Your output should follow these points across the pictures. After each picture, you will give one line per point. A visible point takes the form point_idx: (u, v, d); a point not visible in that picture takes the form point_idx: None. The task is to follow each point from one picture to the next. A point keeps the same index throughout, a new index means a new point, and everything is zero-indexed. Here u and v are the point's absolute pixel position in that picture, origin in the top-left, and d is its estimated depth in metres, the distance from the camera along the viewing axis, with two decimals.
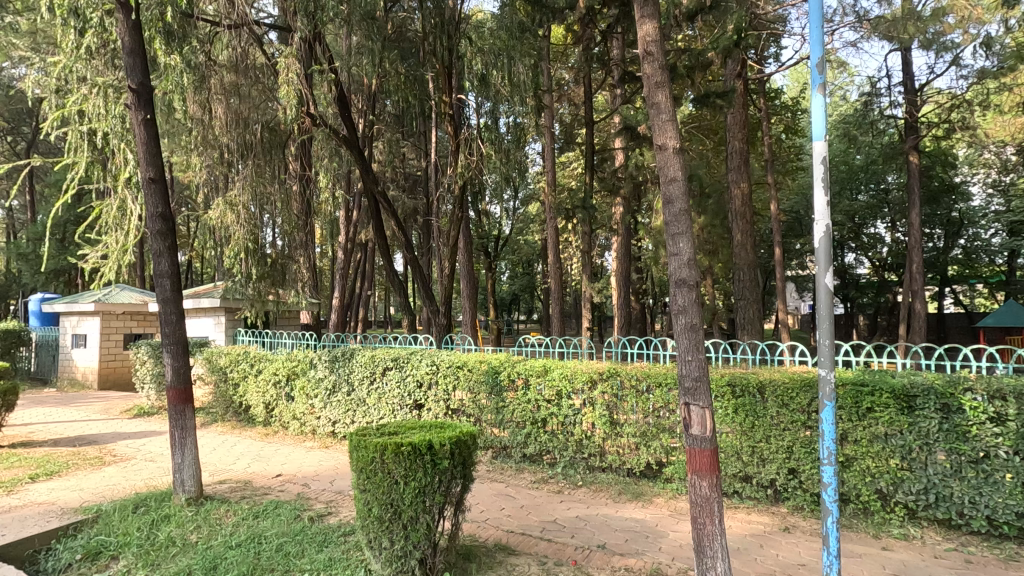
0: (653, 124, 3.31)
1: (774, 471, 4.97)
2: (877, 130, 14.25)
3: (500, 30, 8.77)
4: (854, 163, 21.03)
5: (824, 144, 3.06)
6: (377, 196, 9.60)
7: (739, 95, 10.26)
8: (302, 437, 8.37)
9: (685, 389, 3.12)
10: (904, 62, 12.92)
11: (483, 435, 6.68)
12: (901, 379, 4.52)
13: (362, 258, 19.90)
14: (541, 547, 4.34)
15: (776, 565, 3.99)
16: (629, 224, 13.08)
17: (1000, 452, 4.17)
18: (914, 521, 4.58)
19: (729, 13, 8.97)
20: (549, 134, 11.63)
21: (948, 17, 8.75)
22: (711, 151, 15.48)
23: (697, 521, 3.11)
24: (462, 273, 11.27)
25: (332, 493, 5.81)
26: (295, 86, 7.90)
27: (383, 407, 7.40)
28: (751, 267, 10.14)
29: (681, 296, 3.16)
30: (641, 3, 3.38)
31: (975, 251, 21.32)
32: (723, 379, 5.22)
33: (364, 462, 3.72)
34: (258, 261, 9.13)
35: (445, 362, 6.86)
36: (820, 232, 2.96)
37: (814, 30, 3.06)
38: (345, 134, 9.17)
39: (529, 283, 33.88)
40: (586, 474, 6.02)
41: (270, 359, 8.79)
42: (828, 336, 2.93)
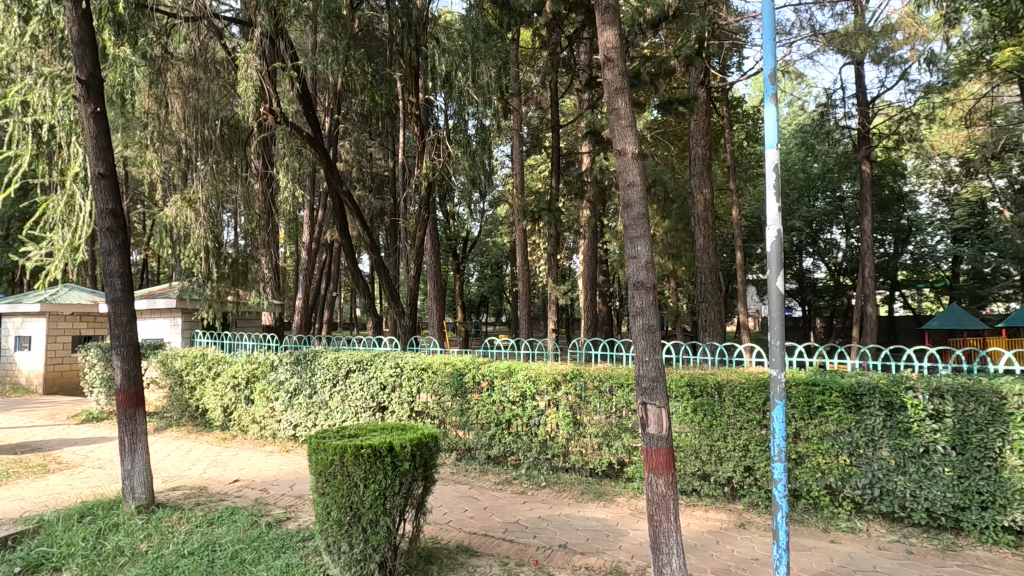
0: (614, 129, 3.37)
1: (730, 470, 5.10)
2: (833, 140, 14.80)
3: (467, 32, 8.82)
4: (811, 171, 21.96)
5: (776, 152, 3.15)
6: (343, 196, 9.43)
7: (702, 102, 10.49)
8: (262, 441, 8.19)
9: (642, 389, 3.18)
10: (858, 75, 13.46)
11: (448, 436, 6.67)
12: (849, 378, 4.72)
13: (327, 258, 19.61)
14: (503, 548, 4.35)
15: (731, 561, 4.10)
16: (596, 227, 13.24)
17: (938, 446, 4.40)
18: (860, 515, 4.77)
19: (692, 22, 9.19)
20: (518, 137, 11.72)
21: (897, 33, 9.13)
22: (676, 156, 15.88)
23: (653, 518, 3.18)
24: (429, 275, 11.15)
25: (291, 498, 5.69)
26: (254, 82, 7.71)
27: (347, 409, 7.30)
28: (712, 271, 10.39)
29: (639, 298, 3.22)
30: (601, 10, 3.44)
31: (922, 257, 22.33)
32: (682, 379, 5.33)
33: (323, 465, 3.66)
34: (218, 261, 8.89)
35: (410, 364, 6.82)
36: (772, 238, 3.06)
37: (767, 42, 3.16)
38: (310, 133, 9.04)
39: (498, 286, 34.01)
40: (549, 474, 6.06)
41: (228, 361, 8.54)
42: (778, 338, 3.03)
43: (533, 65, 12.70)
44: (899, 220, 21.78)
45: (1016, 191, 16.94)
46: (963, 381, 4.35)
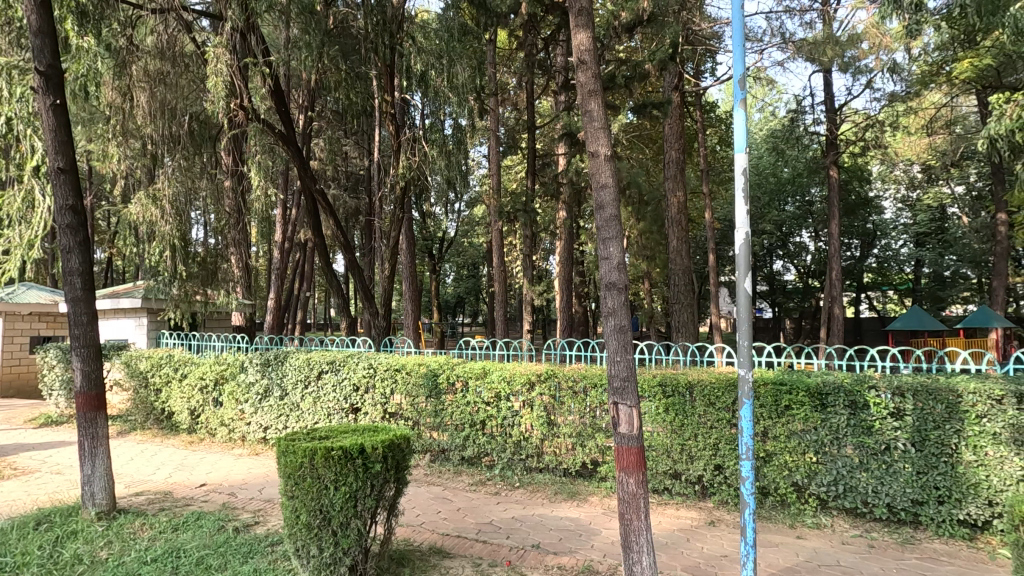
0: (587, 131, 3.40)
1: (701, 468, 5.17)
2: (803, 145, 15.15)
3: (443, 31, 8.83)
4: (782, 176, 22.53)
5: (745, 157, 3.20)
6: (316, 195, 9.29)
7: (676, 107, 10.64)
8: (231, 444, 8.01)
9: (614, 389, 3.20)
10: (827, 82, 13.84)
11: (421, 438, 6.62)
12: (815, 378, 4.84)
13: (300, 258, 19.33)
14: (476, 549, 4.33)
15: (701, 557, 4.17)
16: (571, 229, 13.34)
17: (899, 444, 4.54)
18: (825, 511, 4.90)
19: (666, 27, 9.31)
20: (494, 138, 11.72)
21: (862, 43, 9.37)
22: (650, 159, 16.12)
23: (624, 517, 3.21)
24: (405, 275, 11.05)
25: (260, 502, 5.58)
26: (225, 77, 7.53)
27: (318, 411, 7.19)
28: (686, 272, 10.54)
29: (611, 299, 3.24)
30: (575, 12, 3.45)
31: (887, 260, 22.62)
32: (655, 379, 5.40)
33: (292, 468, 3.60)
34: (186, 260, 8.67)
35: (383, 365, 6.74)
36: (741, 241, 3.10)
37: (737, 49, 3.21)
38: (283, 130, 8.88)
39: (474, 287, 33.90)
40: (523, 475, 6.07)
41: (196, 363, 8.33)
42: (746, 338, 3.08)
43: (509, 66, 12.74)
44: (865, 224, 22.49)
45: (973, 198, 18.79)
46: (923, 379, 4.50)
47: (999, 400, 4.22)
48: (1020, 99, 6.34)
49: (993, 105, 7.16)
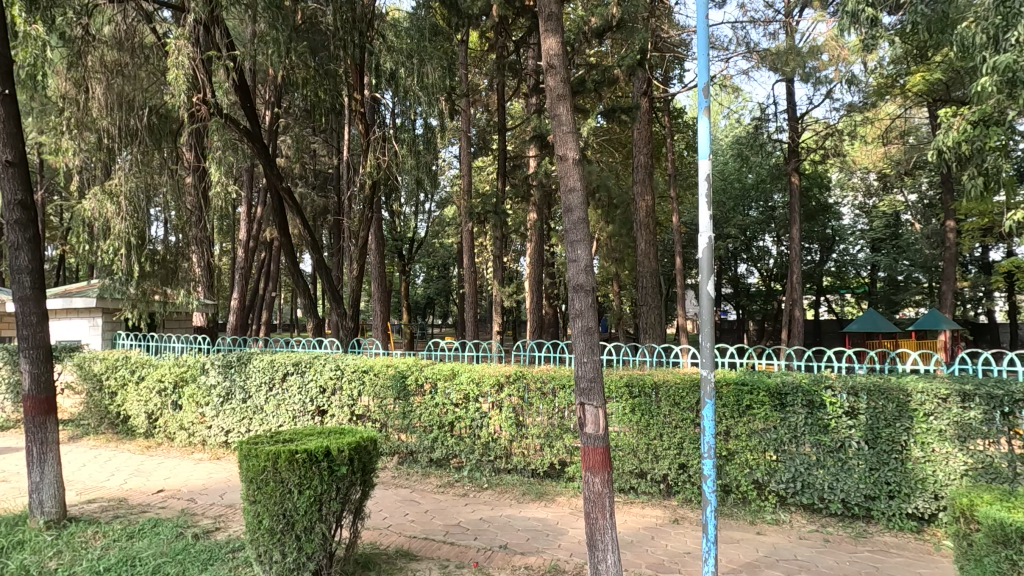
0: (555, 135, 3.42)
1: (666, 467, 5.28)
2: (766, 152, 15.56)
3: (414, 31, 8.79)
4: (746, 182, 23.16)
5: (709, 163, 3.27)
6: (282, 193, 9.10)
7: (644, 112, 10.79)
8: (190, 448, 7.78)
9: (581, 390, 3.24)
10: (789, 92, 14.29)
11: (389, 440, 6.56)
12: (775, 378, 4.98)
13: (266, 257, 18.92)
14: (443, 551, 4.32)
15: (665, 555, 4.24)
16: (542, 231, 13.43)
17: (852, 441, 4.73)
18: (784, 507, 5.05)
19: (636, 33, 9.46)
20: (465, 139, 11.70)
21: (822, 55, 9.66)
22: (620, 163, 16.35)
23: (589, 516, 3.25)
24: (374, 276, 10.92)
25: (221, 507, 5.44)
26: (186, 71, 7.28)
27: (283, 414, 7.05)
28: (653, 275, 10.69)
29: (578, 301, 3.28)
30: (545, 17, 3.48)
31: (844, 265, 23.53)
32: (621, 380, 5.48)
33: (254, 472, 3.51)
34: (144, 258, 8.38)
35: (350, 366, 6.65)
36: (704, 245, 3.17)
37: (701, 57, 3.29)
38: (248, 126, 8.68)
39: (444, 288, 33.74)
40: (492, 476, 6.08)
41: (154, 364, 8.05)
42: (709, 339, 3.15)
43: (481, 68, 12.77)
44: (825, 229, 23.26)
45: (925, 206, 19.70)
46: (876, 379, 4.68)
47: (944, 399, 4.43)
48: (967, 112, 6.68)
49: (943, 117, 7.49)
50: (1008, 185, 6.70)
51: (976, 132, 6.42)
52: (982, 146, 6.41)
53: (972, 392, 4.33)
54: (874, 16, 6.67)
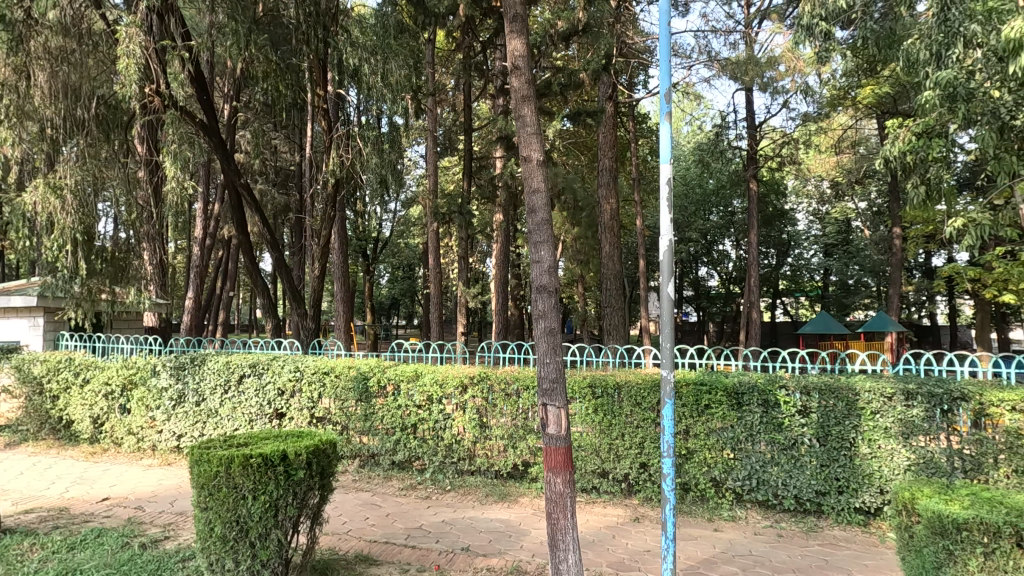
0: (519, 136, 3.42)
1: (627, 467, 5.35)
2: (726, 158, 15.99)
3: (379, 28, 8.67)
4: (707, 187, 23.75)
5: (670, 167, 3.32)
6: (241, 189, 8.82)
7: (610, 116, 10.92)
8: (139, 454, 7.45)
9: (543, 390, 3.25)
10: (748, 100, 14.73)
11: (350, 442, 6.44)
12: (732, 378, 5.11)
13: (223, 256, 18.31)
14: (403, 555, 4.26)
15: (626, 554, 4.29)
16: (508, 233, 13.44)
17: (805, 439, 4.89)
18: (740, 504, 5.18)
19: (601, 38, 9.59)
20: (431, 138, 11.60)
21: (779, 66, 9.98)
22: (585, 166, 16.51)
23: (551, 516, 3.26)
24: (336, 275, 10.71)
25: (171, 515, 5.22)
26: (138, 60, 6.98)
27: (238, 417, 6.83)
28: (617, 277, 10.82)
29: (541, 302, 3.29)
30: (510, 18, 3.48)
31: (799, 269, 24.41)
32: (584, 380, 5.53)
33: (206, 478, 3.39)
34: (90, 254, 7.98)
35: (310, 368, 6.50)
36: (665, 248, 3.23)
37: (663, 62, 3.34)
38: (204, 120, 8.39)
39: (409, 288, 33.31)
40: (454, 478, 6.03)
41: (100, 366, 7.68)
42: (669, 340, 3.19)
43: (447, 67, 12.71)
44: (781, 235, 24.08)
45: (874, 213, 20.63)
46: (828, 379, 4.86)
47: (890, 397, 4.64)
48: (911, 124, 7.02)
49: (890, 129, 7.84)
50: (948, 194, 7.08)
51: (919, 143, 6.77)
52: (925, 156, 6.76)
53: (915, 391, 4.56)
54: (828, 30, 6.94)
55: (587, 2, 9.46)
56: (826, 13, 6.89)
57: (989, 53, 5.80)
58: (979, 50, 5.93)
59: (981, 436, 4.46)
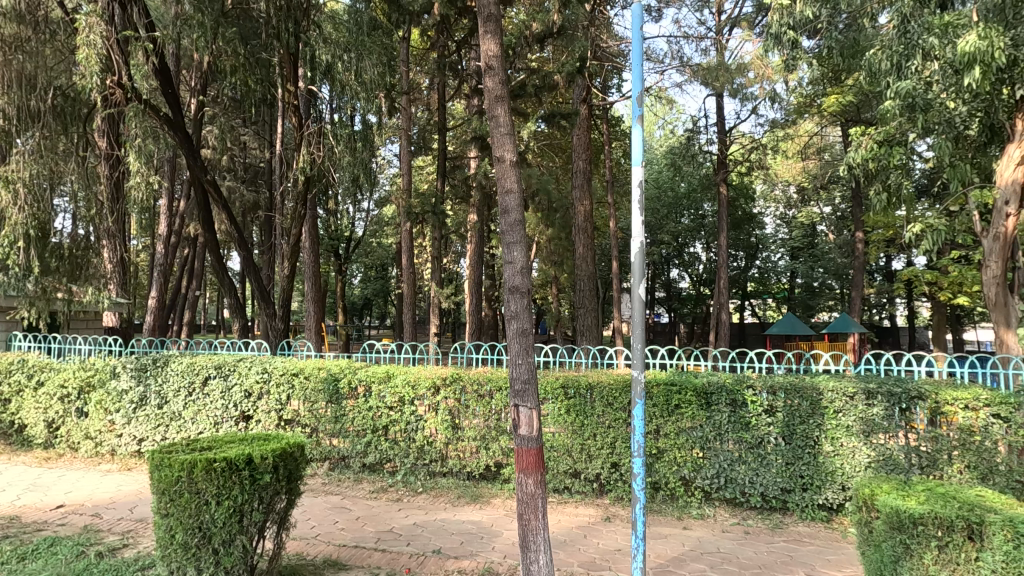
0: (493, 136, 3.41)
1: (599, 466, 5.38)
2: (697, 162, 16.27)
3: (352, 25, 8.55)
4: (679, 190, 24.13)
5: (642, 170, 3.34)
6: (207, 186, 8.59)
7: (584, 119, 11.00)
8: (97, 458, 7.18)
9: (515, 391, 3.24)
10: (719, 106, 15.02)
11: (320, 445, 6.33)
12: (702, 378, 5.19)
13: (189, 254, 17.79)
14: (374, 558, 4.20)
15: (597, 553, 4.32)
16: (482, 234, 13.41)
17: (771, 437, 5.00)
18: (709, 502, 5.27)
19: (575, 41, 9.65)
20: (405, 137, 11.50)
21: (748, 73, 10.20)
22: (559, 168, 16.59)
23: (523, 517, 3.25)
24: (307, 275, 10.51)
25: (130, 522, 5.05)
26: (99, 51, 6.75)
27: (203, 420, 6.64)
28: (590, 279, 10.89)
29: (514, 302, 3.28)
30: (483, 18, 3.46)
31: (766, 271, 25.01)
32: (557, 381, 5.55)
33: (166, 483, 3.29)
34: (45, 252, 7.66)
35: (279, 369, 6.37)
36: (636, 250, 3.25)
37: (635, 66, 3.37)
38: (168, 114, 8.15)
39: (382, 287, 32.95)
40: (426, 480, 5.98)
41: (56, 368, 7.37)
42: (640, 341, 3.21)
43: (422, 66, 12.63)
44: (750, 238, 24.64)
45: (838, 218, 21.25)
46: (793, 379, 4.98)
47: (852, 396, 4.79)
48: (873, 133, 7.27)
49: (853, 136, 8.10)
50: (907, 201, 7.34)
51: (881, 151, 6.99)
52: (886, 164, 6.99)
53: (875, 390, 4.71)
54: (795, 39, 7.15)
55: (562, 5, 9.52)
56: (794, 22, 7.10)
57: (946, 65, 5.97)
58: (937, 62, 6.11)
59: (936, 433, 4.63)
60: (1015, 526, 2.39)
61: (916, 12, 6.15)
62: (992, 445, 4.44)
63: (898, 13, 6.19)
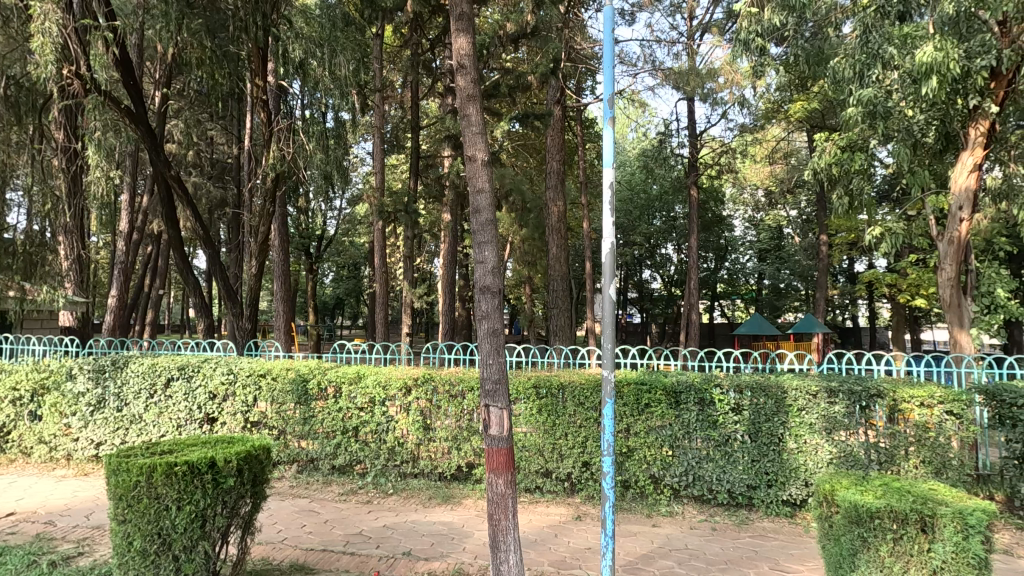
0: (464, 135, 3.39)
1: (570, 466, 5.41)
2: (669, 165, 16.50)
3: (325, 20, 8.37)
4: (651, 193, 24.46)
5: (613, 171, 3.37)
6: (171, 182, 8.31)
7: (558, 120, 11.03)
8: (52, 464, 6.90)
9: (486, 391, 3.24)
10: (691, 110, 15.28)
11: (287, 447, 6.21)
12: (671, 378, 5.27)
13: (152, 252, 17.22)
14: (342, 562, 4.14)
15: (567, 552, 4.34)
16: (455, 233, 13.33)
17: (737, 435, 5.11)
18: (677, 500, 5.35)
19: (550, 42, 9.68)
20: (378, 135, 11.38)
21: (718, 78, 10.40)
22: (534, 168, 16.63)
23: (492, 518, 3.24)
24: (276, 274, 10.28)
25: (86, 529, 4.86)
26: (55, 39, 6.49)
27: (166, 422, 6.45)
28: (564, 279, 10.92)
29: (485, 303, 3.27)
30: (456, 16, 3.44)
31: (735, 273, 25.55)
32: (529, 381, 5.56)
33: (124, 488, 3.19)
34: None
35: (245, 370, 6.22)
36: (607, 250, 3.27)
37: (607, 68, 3.40)
38: (129, 106, 7.87)
39: (354, 287, 32.47)
40: (396, 481, 5.93)
41: (7, 370, 7.05)
42: (610, 341, 3.24)
43: (395, 63, 12.50)
44: (719, 240, 25.13)
45: (803, 221, 21.84)
46: (759, 378, 5.10)
47: (815, 395, 4.93)
48: (836, 138, 7.50)
49: (818, 142, 8.34)
50: (869, 206, 7.59)
51: (844, 156, 7.24)
52: (849, 169, 7.24)
53: (837, 388, 4.86)
54: (762, 46, 7.27)
55: (536, 5, 9.57)
56: (762, 30, 7.21)
57: (904, 75, 6.28)
58: (895, 71, 6.35)
59: (894, 430, 4.79)
60: (964, 518, 2.51)
61: (877, 22, 6.19)
62: (945, 441, 4.65)
63: (860, 23, 6.24)
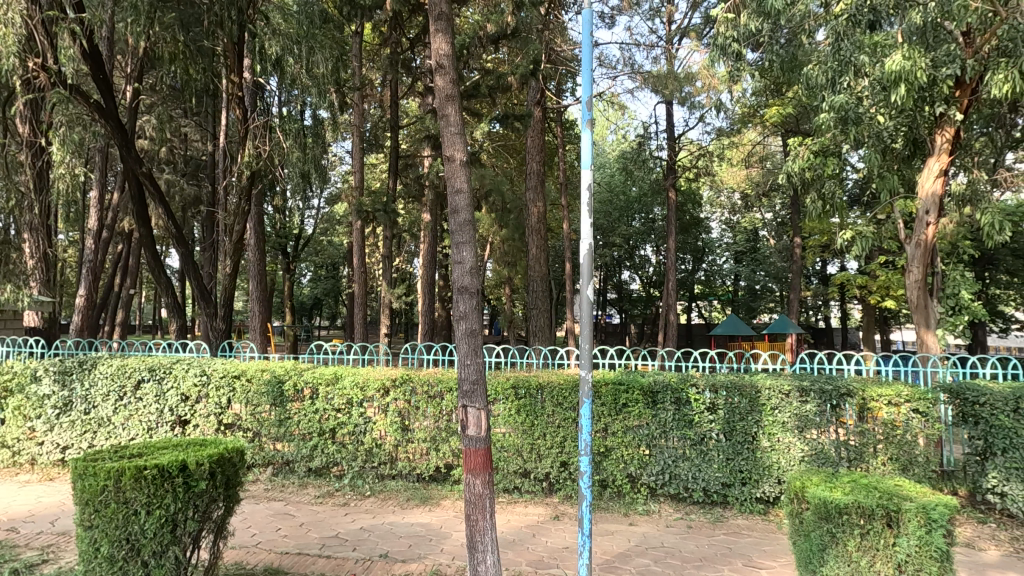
0: (443, 135, 3.38)
1: (548, 466, 5.43)
2: (648, 167, 16.67)
3: (304, 17, 8.05)
4: (630, 195, 24.70)
5: (591, 172, 3.39)
6: (143, 179, 8.12)
7: (538, 121, 11.06)
8: (15, 469, 6.68)
9: (463, 392, 3.23)
10: (669, 113, 15.46)
11: (262, 450, 6.11)
12: (648, 378, 5.32)
13: (123, 250, 16.78)
14: (318, 565, 4.09)
15: (544, 552, 4.36)
16: (435, 233, 13.28)
17: (712, 434, 5.19)
18: (654, 498, 5.41)
19: (530, 44, 9.72)
20: (357, 134, 11.27)
21: (695, 82, 10.53)
22: (514, 169, 16.65)
23: (470, 518, 3.23)
24: (251, 273, 10.10)
25: (50, 535, 4.72)
26: (18, 31, 6.30)
27: (135, 425, 6.29)
28: (543, 279, 10.94)
29: (463, 303, 3.27)
30: (435, 16, 3.43)
31: (712, 274, 25.93)
32: (507, 382, 5.57)
33: (91, 493, 3.11)
34: None
35: (219, 372, 6.10)
36: (584, 250, 3.29)
37: (585, 70, 3.42)
38: (98, 101, 7.66)
39: (332, 288, 32.07)
40: (374, 483, 5.87)
41: None
42: (587, 341, 3.26)
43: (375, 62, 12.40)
44: (697, 242, 25.47)
45: (778, 224, 22.27)
46: (734, 378, 5.19)
47: (787, 394, 5.04)
48: (809, 142, 7.63)
49: (791, 146, 8.52)
50: (841, 210, 7.78)
51: (816, 161, 7.42)
52: (821, 173, 7.42)
53: (808, 387, 4.97)
54: (739, 51, 7.42)
55: (516, 7, 9.60)
56: (738, 35, 7.34)
57: (874, 82, 6.46)
58: (865, 79, 6.53)
59: (863, 428, 4.92)
60: (928, 513, 2.60)
61: (848, 31, 6.27)
62: (911, 438, 4.79)
63: (832, 31, 6.35)
